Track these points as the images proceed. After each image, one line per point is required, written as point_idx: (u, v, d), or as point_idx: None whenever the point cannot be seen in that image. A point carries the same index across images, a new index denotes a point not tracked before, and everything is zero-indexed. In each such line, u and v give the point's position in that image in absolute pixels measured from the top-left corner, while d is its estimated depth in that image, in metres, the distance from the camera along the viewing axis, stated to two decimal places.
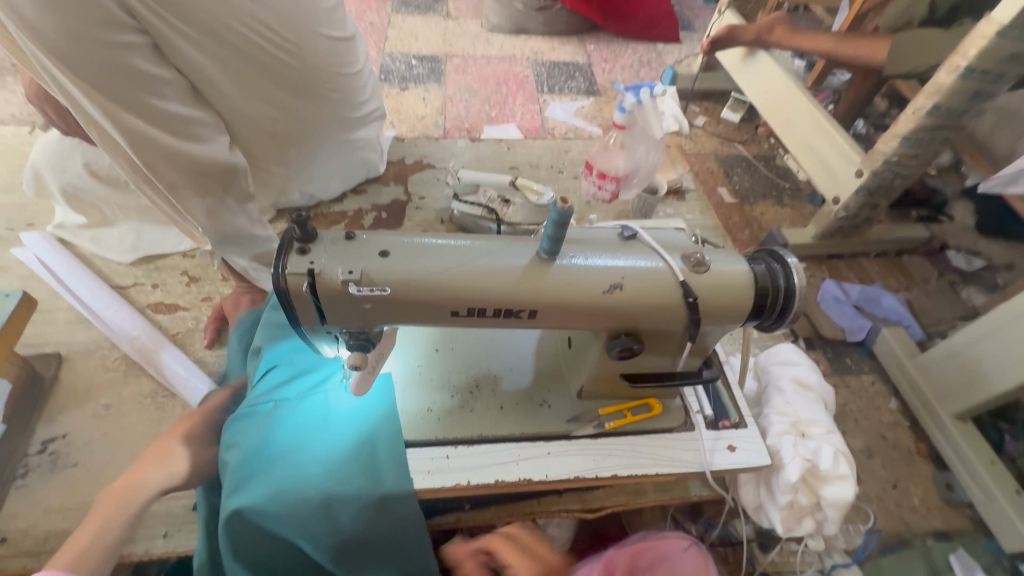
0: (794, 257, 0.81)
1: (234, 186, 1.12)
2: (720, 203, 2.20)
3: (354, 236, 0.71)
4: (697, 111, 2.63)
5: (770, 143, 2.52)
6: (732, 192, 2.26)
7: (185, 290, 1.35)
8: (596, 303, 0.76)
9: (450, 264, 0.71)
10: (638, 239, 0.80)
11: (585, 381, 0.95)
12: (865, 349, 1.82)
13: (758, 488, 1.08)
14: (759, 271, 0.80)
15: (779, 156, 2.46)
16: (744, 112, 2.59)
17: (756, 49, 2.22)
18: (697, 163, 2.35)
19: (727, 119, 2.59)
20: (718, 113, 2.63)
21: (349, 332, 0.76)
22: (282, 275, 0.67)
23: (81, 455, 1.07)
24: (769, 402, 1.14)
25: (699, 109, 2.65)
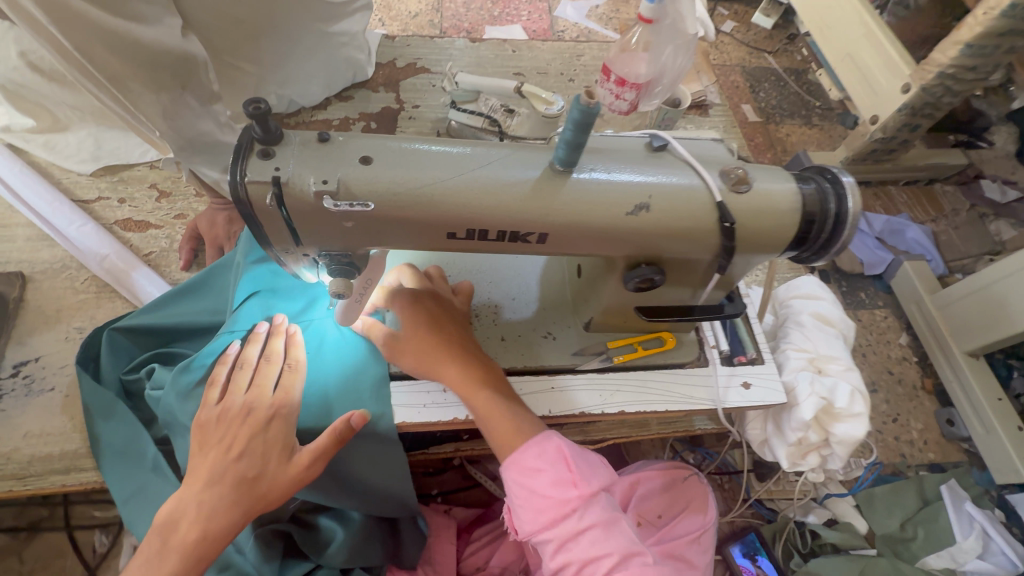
0: (850, 178, 0.69)
1: (194, 82, 0.96)
2: (743, 122, 2.00)
3: (329, 138, 0.59)
4: (726, 14, 2.33)
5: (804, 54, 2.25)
6: (756, 109, 2.06)
7: (155, 206, 1.23)
8: (617, 227, 0.65)
9: (446, 175, 0.59)
10: (668, 151, 0.68)
11: (595, 313, 0.86)
12: (882, 284, 1.73)
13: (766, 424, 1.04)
14: (809, 193, 0.69)
15: (813, 69, 2.21)
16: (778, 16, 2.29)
17: None
18: (721, 76, 2.11)
19: (759, 25, 2.30)
20: (749, 17, 2.33)
21: (329, 255, 0.66)
22: (241, 183, 0.55)
23: (58, 379, 1.01)
24: (787, 336, 1.06)
25: (728, 12, 2.34)
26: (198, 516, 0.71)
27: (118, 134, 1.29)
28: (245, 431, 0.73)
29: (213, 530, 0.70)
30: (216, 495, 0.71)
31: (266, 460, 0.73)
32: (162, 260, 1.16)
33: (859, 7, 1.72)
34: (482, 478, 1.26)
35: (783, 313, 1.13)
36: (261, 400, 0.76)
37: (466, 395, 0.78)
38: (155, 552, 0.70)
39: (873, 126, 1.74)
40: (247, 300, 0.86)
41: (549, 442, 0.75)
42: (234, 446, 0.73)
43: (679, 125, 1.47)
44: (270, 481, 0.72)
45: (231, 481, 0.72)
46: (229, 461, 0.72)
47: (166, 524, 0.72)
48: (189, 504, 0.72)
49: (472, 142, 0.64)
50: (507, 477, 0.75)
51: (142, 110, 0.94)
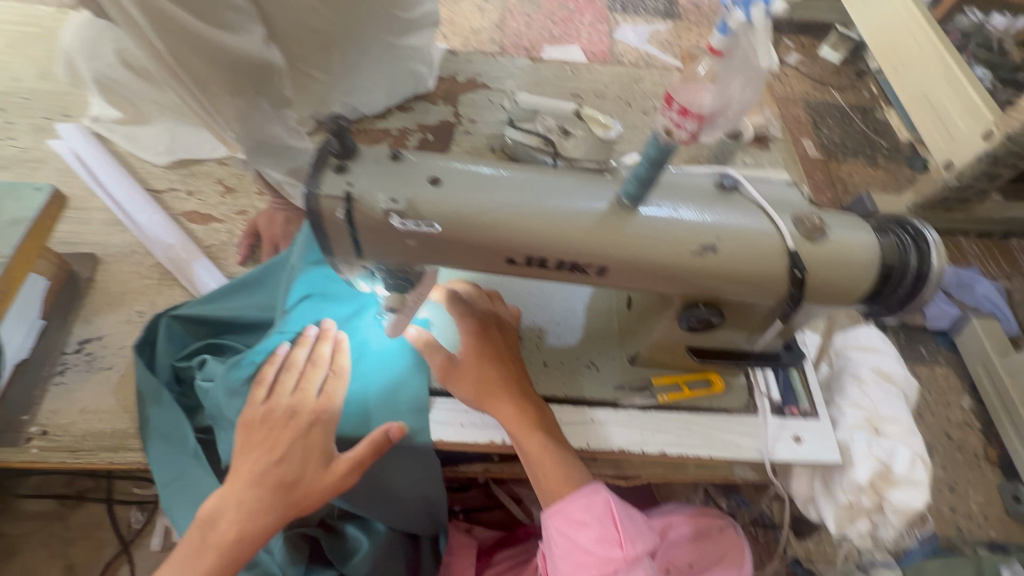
0: (933, 232, 0.65)
1: (271, 88, 1.00)
2: (803, 157, 1.93)
3: (401, 157, 0.60)
4: (792, 46, 2.26)
5: (872, 92, 2.17)
6: (817, 146, 1.97)
7: (220, 201, 1.28)
8: (681, 267, 0.63)
9: (511, 201, 0.59)
10: (738, 191, 0.66)
11: (642, 348, 0.84)
12: (944, 340, 1.62)
13: (812, 481, 0.97)
14: (888, 245, 0.65)
15: (880, 108, 2.12)
16: (847, 51, 2.22)
17: None
18: (783, 108, 2.05)
19: (826, 59, 2.23)
20: (815, 50, 2.26)
21: (387, 269, 0.66)
22: (315, 195, 0.57)
23: (116, 359, 1.06)
24: (842, 390, 1.00)
25: (794, 44, 2.28)
26: (237, 516, 0.72)
27: (192, 130, 1.36)
28: (288, 434, 0.76)
29: (251, 531, 0.72)
30: (256, 496, 0.73)
31: (304, 465, 0.74)
32: (221, 254, 1.21)
33: (939, 47, 1.64)
34: (506, 500, 1.23)
35: (838, 363, 1.06)
36: (305, 403, 0.78)
37: (519, 436, 0.77)
38: (193, 549, 0.71)
39: (947, 173, 1.64)
40: (298, 302, 0.86)
41: (597, 496, 0.74)
42: (277, 448, 0.75)
43: (738, 158, 1.44)
44: (308, 486, 0.74)
45: (271, 482, 0.73)
46: (271, 463, 0.74)
47: (206, 521, 0.73)
48: (229, 502, 0.73)
49: (538, 169, 0.64)
50: (548, 524, 0.75)
51: (220, 112, 0.99)
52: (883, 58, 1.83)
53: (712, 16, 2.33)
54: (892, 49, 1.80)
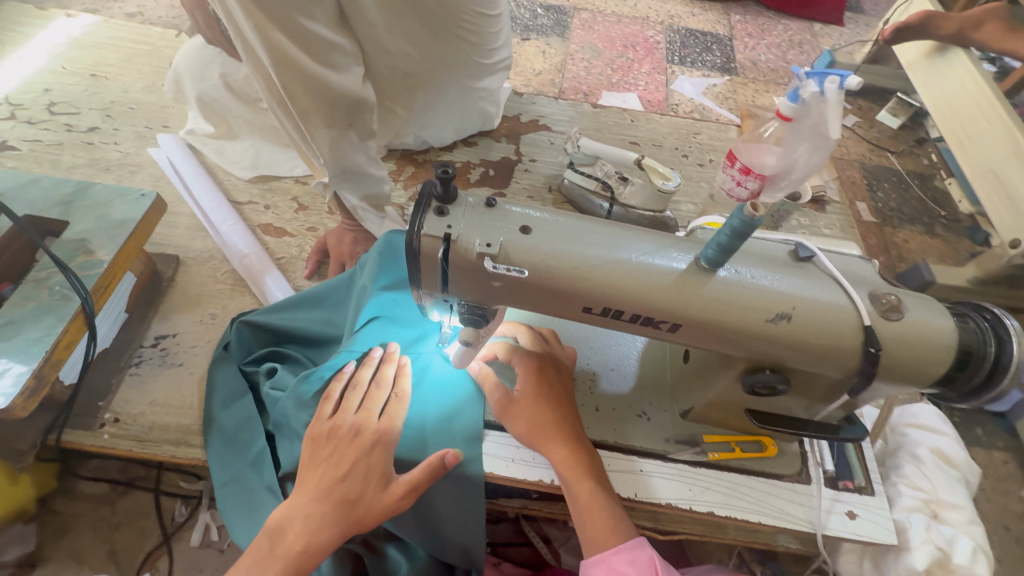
0: (1013, 321, 0.65)
1: (361, 121, 1.08)
2: (857, 219, 1.92)
3: (495, 204, 0.64)
4: (849, 109, 2.27)
5: (931, 160, 2.14)
6: (873, 209, 1.96)
7: (293, 216, 1.37)
8: (754, 332, 0.64)
9: (596, 255, 0.62)
10: (813, 262, 0.67)
11: (697, 403, 0.85)
12: (1003, 423, 1.55)
13: (862, 561, 0.92)
14: (966, 330, 0.65)
15: (940, 177, 2.09)
16: (907, 118, 2.21)
17: (950, 46, 1.88)
18: (838, 169, 2.05)
19: (884, 124, 2.23)
20: (873, 114, 2.27)
21: (466, 305, 0.70)
22: (417, 234, 0.60)
23: (186, 356, 1.13)
24: (899, 469, 0.97)
25: (851, 106, 2.29)
26: (304, 529, 0.74)
27: (276, 149, 1.47)
28: (352, 452, 0.78)
29: (316, 545, 0.73)
30: (321, 510, 0.75)
31: (366, 484, 0.76)
32: (290, 266, 1.28)
33: (1007, 124, 1.63)
34: (536, 538, 1.23)
35: (895, 439, 1.02)
36: (368, 423, 0.80)
37: (569, 480, 0.79)
38: (262, 557, 0.74)
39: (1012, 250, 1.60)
40: (367, 324, 0.90)
41: (640, 552, 0.75)
42: (341, 465, 0.77)
43: (793, 217, 1.45)
44: (370, 505, 0.75)
45: (335, 498, 0.75)
46: (336, 479, 0.76)
47: (275, 531, 0.75)
48: (297, 514, 0.75)
49: (619, 224, 0.67)
50: (589, 575, 0.76)
51: (313, 138, 1.07)
52: (949, 130, 1.83)
53: (769, 75, 2.38)
54: (960, 122, 1.80)
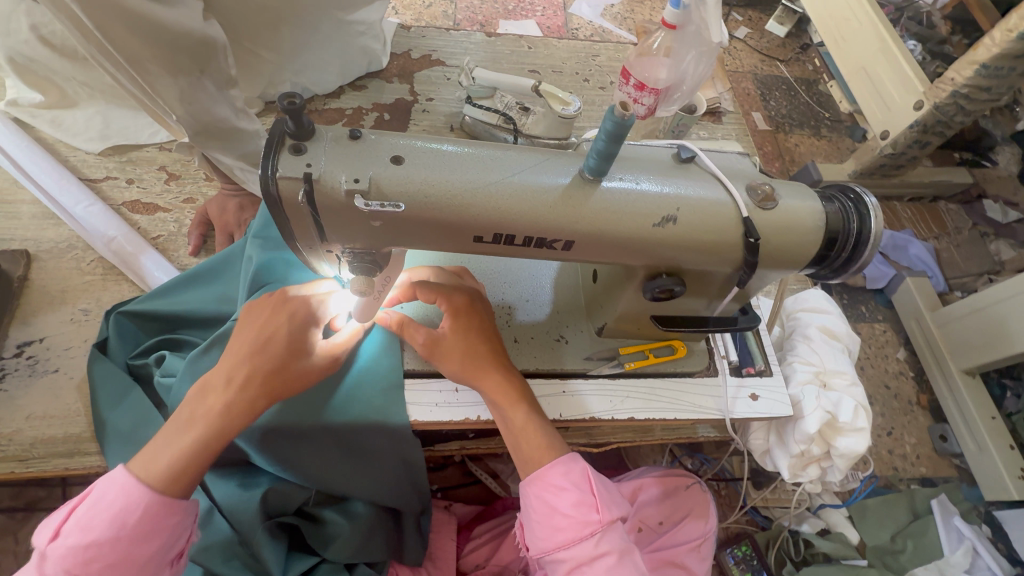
0: (872, 197, 0.69)
1: (213, 65, 0.94)
2: (754, 130, 2.00)
3: (360, 136, 0.59)
4: (741, 20, 2.31)
5: (816, 65, 2.24)
6: (767, 118, 2.05)
7: (164, 189, 1.21)
8: (644, 238, 0.65)
9: (476, 179, 0.59)
10: (695, 162, 0.68)
11: (609, 319, 0.87)
12: (882, 298, 1.75)
13: (769, 434, 1.04)
14: (832, 211, 0.69)
15: (823, 82, 2.20)
16: (792, 25, 2.28)
17: None
18: (733, 82, 2.11)
19: (772, 33, 2.29)
20: (763, 24, 2.32)
21: (352, 253, 0.65)
22: (272, 178, 0.55)
23: (62, 360, 1.00)
24: (793, 349, 1.07)
25: (742, 17, 2.32)
26: (223, 393, 0.70)
27: (127, 113, 1.27)
28: (275, 322, 0.74)
29: (239, 405, 0.70)
30: (240, 374, 0.71)
31: (289, 349, 0.73)
32: (170, 245, 1.15)
33: (876, 22, 1.73)
34: (483, 475, 1.26)
35: (789, 325, 1.13)
36: (292, 297, 0.77)
37: (504, 407, 0.79)
38: (181, 421, 0.70)
39: (883, 141, 1.75)
40: (261, 290, 0.85)
41: (574, 467, 0.77)
42: (262, 335, 0.74)
43: (692, 132, 1.47)
44: (290, 374, 0.73)
45: (255, 368, 0.72)
46: (253, 347, 0.73)
47: (192, 399, 0.72)
48: (214, 385, 0.71)
49: (499, 145, 0.64)
50: (526, 492, 0.77)
51: (159, 93, 0.92)
52: (828, 32, 1.90)
53: None
54: (837, 24, 1.87)
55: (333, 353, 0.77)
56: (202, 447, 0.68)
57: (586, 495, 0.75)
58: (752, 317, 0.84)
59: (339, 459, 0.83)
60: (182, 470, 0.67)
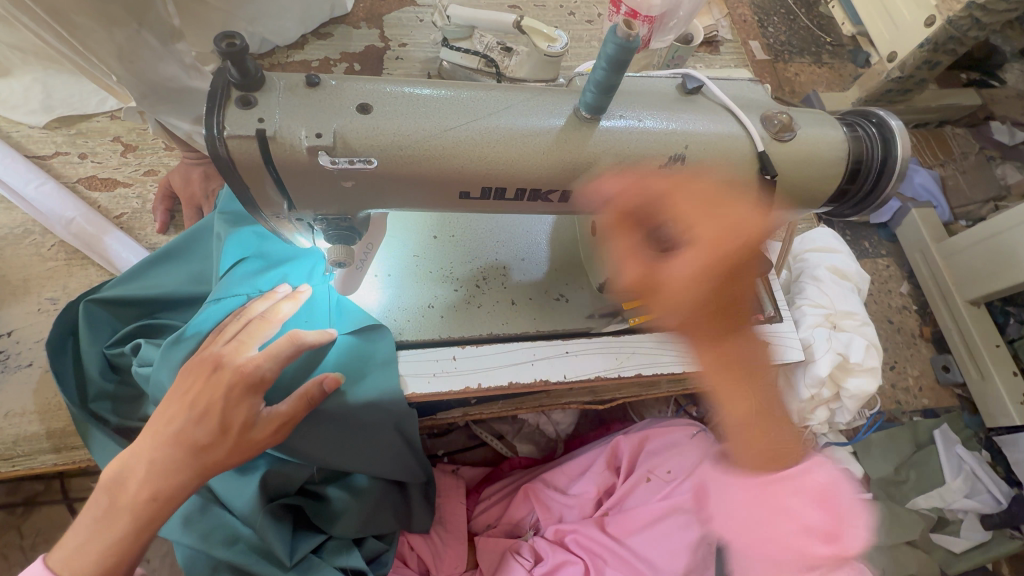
0: (897, 120, 0.63)
1: (151, 16, 0.81)
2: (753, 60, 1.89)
3: (320, 83, 0.51)
4: None
5: None
6: (766, 47, 1.92)
7: (122, 162, 1.11)
8: (648, 182, 0.58)
9: (458, 127, 0.52)
10: (703, 93, 0.61)
11: (611, 274, 0.81)
12: (886, 232, 1.70)
13: None
14: (855, 138, 0.62)
15: (824, 1, 2.04)
16: None
17: None
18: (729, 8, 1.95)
19: None
20: None
21: (325, 220, 0.58)
22: (220, 139, 0.47)
23: (34, 354, 0.94)
24: (803, 291, 1.03)
25: None
26: (146, 476, 0.68)
27: (69, 79, 1.14)
28: (207, 391, 0.69)
29: (165, 492, 0.68)
30: (168, 455, 0.68)
31: (223, 427, 0.68)
32: (136, 224, 1.06)
33: None
34: (488, 436, 1.25)
35: (796, 267, 1.08)
36: (233, 359, 0.69)
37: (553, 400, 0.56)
38: (100, 514, 0.67)
39: (891, 65, 1.64)
40: (235, 267, 0.78)
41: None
42: (194, 409, 0.69)
43: (688, 65, 1.36)
44: (224, 450, 0.69)
45: (184, 444, 0.68)
46: (188, 421, 0.68)
47: (115, 481, 0.69)
48: (140, 459, 0.68)
49: (482, 86, 0.56)
50: None
51: (93, 50, 0.80)
52: None
53: None
54: None
55: (274, 420, 0.70)
56: (127, 540, 0.67)
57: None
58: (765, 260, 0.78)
59: (332, 446, 0.77)
60: (109, 566, 0.67)
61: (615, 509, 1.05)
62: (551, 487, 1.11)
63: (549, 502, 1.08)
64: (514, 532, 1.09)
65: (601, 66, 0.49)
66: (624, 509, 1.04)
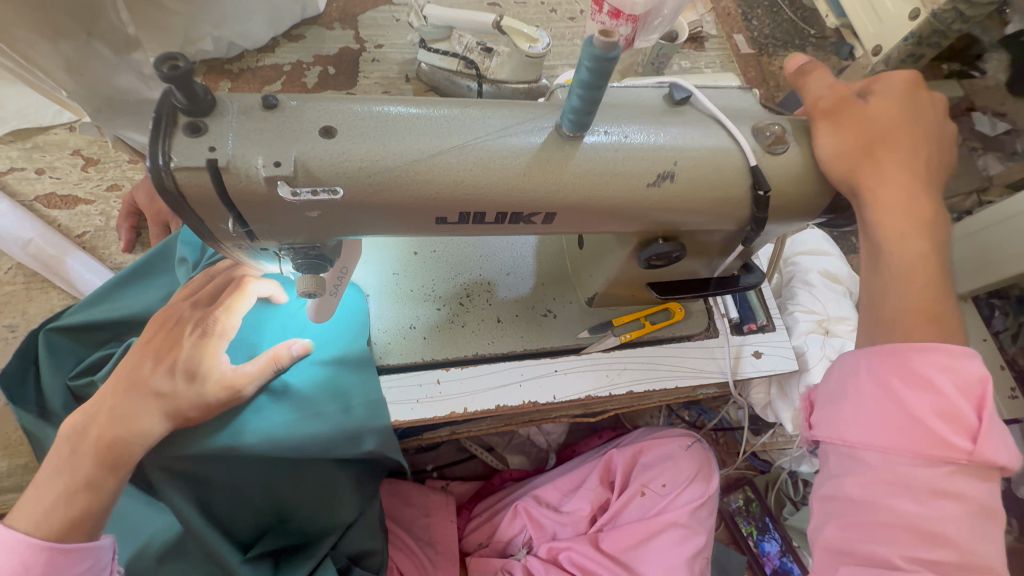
0: None
1: (103, 26, 0.75)
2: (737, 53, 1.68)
3: (278, 105, 0.47)
4: None
5: None
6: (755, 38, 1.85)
7: (82, 177, 1.04)
8: (637, 201, 0.55)
9: (431, 147, 0.48)
10: (691, 103, 0.58)
11: (598, 288, 0.78)
12: None
13: (770, 386, 0.97)
14: None
15: None
16: None
17: None
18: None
19: None
20: None
21: (293, 249, 0.54)
22: (168, 170, 0.43)
23: None
24: (794, 297, 1.01)
25: None
26: (109, 421, 0.65)
27: (24, 90, 1.08)
28: (166, 336, 0.70)
29: (126, 436, 0.65)
30: (133, 406, 0.66)
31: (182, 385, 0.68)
32: (99, 243, 1.00)
33: None
34: (479, 450, 1.22)
35: (789, 270, 1.07)
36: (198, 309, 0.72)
37: None
38: (66, 488, 0.63)
39: (876, 58, 1.62)
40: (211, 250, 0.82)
41: (961, 369, 0.50)
42: (161, 356, 0.69)
43: (672, 63, 1.33)
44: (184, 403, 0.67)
45: (148, 391, 0.67)
46: (154, 369, 0.68)
47: (77, 429, 0.66)
48: (102, 405, 0.67)
49: (458, 101, 0.53)
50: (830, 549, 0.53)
51: (37, 62, 0.75)
52: None
53: None
54: None
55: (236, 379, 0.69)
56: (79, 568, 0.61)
57: (978, 404, 0.49)
58: (754, 270, 0.75)
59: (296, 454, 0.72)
60: None
61: (609, 525, 1.02)
62: (543, 503, 1.08)
63: (541, 521, 1.05)
64: (506, 551, 1.06)
65: (587, 71, 0.45)
66: (618, 525, 1.00)
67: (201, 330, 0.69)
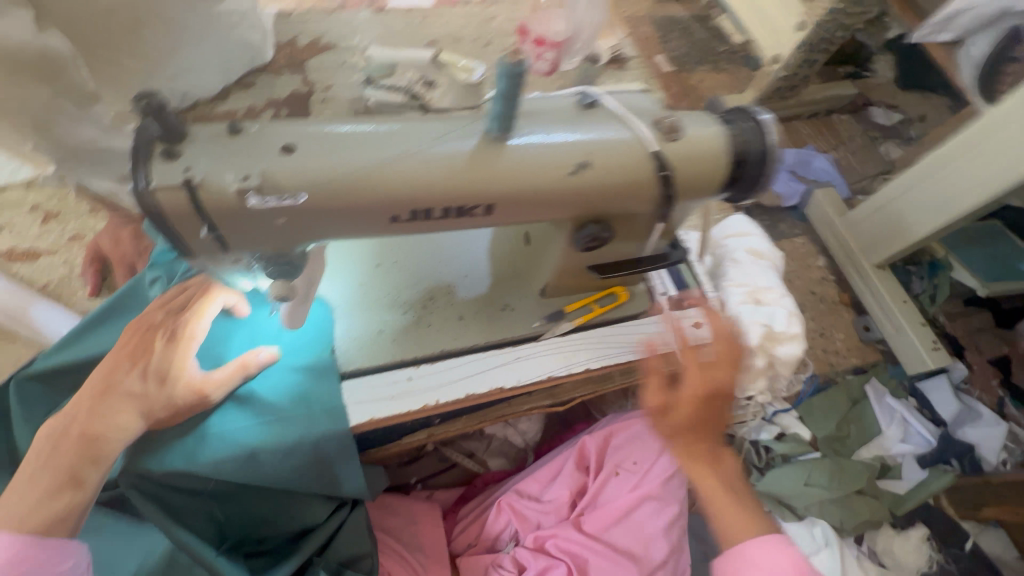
0: (767, 116, 0.71)
1: (64, 80, 0.82)
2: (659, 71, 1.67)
3: (241, 129, 0.54)
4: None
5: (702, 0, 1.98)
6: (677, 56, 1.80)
7: (41, 230, 1.06)
8: (561, 189, 0.64)
9: (379, 154, 0.56)
10: (599, 106, 0.68)
11: (548, 277, 0.86)
12: (798, 214, 1.81)
13: None
14: (735, 136, 0.70)
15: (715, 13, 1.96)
16: None
17: None
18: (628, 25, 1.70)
19: None
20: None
21: (263, 258, 0.60)
22: (146, 190, 0.50)
23: None
24: (725, 275, 1.13)
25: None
26: (88, 419, 0.68)
27: None
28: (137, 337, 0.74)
29: (107, 431, 0.68)
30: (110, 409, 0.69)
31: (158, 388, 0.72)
32: (60, 291, 1.01)
33: None
34: (460, 457, 1.24)
35: (720, 244, 1.19)
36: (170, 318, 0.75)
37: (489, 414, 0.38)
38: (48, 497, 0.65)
39: (776, 65, 1.83)
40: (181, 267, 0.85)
41: (771, 544, 0.82)
42: (135, 358, 0.73)
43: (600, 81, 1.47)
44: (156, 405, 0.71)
45: (125, 390, 0.71)
46: (131, 372, 0.72)
47: (57, 429, 0.69)
48: (79, 407, 0.69)
49: (400, 116, 0.61)
50: None
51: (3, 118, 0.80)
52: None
53: None
54: None
55: (204, 386, 0.73)
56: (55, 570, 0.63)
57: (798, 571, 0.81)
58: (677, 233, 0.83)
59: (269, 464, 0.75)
60: None
61: (588, 507, 1.07)
62: (525, 495, 1.12)
63: (526, 510, 1.10)
64: (494, 547, 1.10)
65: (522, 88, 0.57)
66: (597, 506, 1.06)
67: (173, 335, 0.74)
